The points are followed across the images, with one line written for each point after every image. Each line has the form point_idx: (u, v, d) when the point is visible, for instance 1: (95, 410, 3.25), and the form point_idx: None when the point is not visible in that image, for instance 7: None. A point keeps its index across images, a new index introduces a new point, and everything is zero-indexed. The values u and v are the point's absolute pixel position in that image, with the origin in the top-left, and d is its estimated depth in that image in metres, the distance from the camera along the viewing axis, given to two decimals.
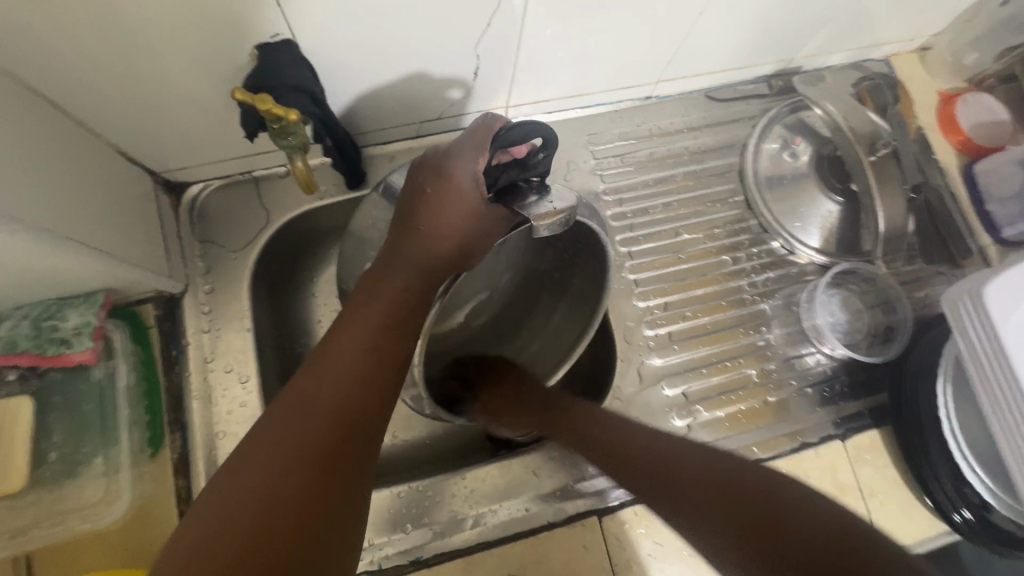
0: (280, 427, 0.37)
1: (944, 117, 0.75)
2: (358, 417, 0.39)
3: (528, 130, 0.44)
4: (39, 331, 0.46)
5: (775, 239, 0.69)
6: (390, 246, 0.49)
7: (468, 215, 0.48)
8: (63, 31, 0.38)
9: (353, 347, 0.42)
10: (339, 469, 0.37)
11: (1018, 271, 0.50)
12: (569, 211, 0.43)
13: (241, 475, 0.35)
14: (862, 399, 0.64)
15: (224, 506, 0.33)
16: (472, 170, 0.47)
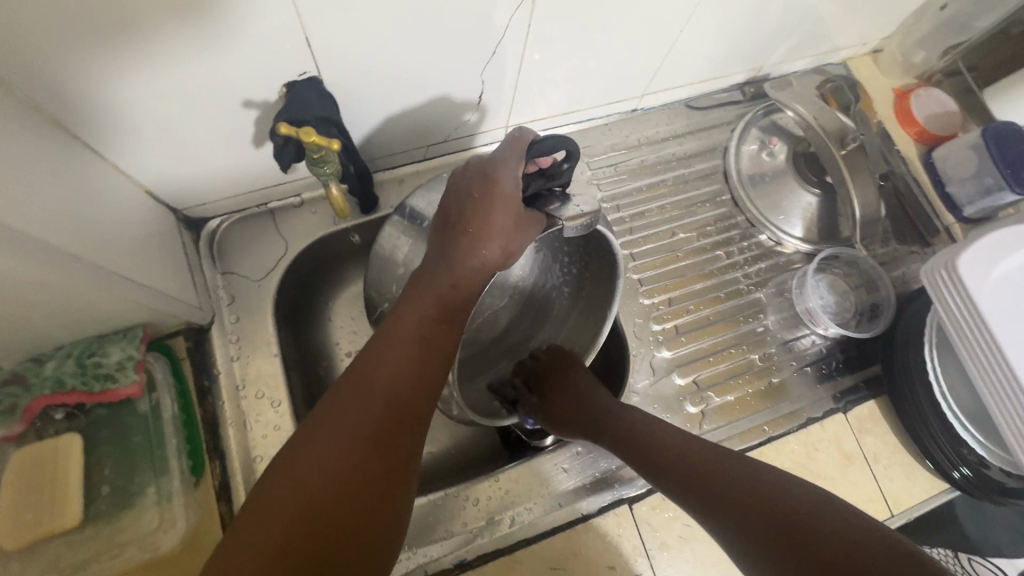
0: (342, 407, 0.42)
1: (900, 110, 0.82)
2: (409, 401, 0.44)
3: (553, 144, 0.48)
4: (84, 368, 0.48)
5: (762, 232, 0.75)
6: (435, 246, 0.50)
7: (513, 221, 0.48)
8: (110, 79, 0.41)
9: (405, 335, 0.46)
10: (393, 444, 0.42)
11: (979, 245, 0.57)
12: (593, 214, 0.49)
13: (312, 447, 0.40)
14: (857, 373, 0.69)
15: (299, 474, 0.39)
16: (514, 177, 0.47)
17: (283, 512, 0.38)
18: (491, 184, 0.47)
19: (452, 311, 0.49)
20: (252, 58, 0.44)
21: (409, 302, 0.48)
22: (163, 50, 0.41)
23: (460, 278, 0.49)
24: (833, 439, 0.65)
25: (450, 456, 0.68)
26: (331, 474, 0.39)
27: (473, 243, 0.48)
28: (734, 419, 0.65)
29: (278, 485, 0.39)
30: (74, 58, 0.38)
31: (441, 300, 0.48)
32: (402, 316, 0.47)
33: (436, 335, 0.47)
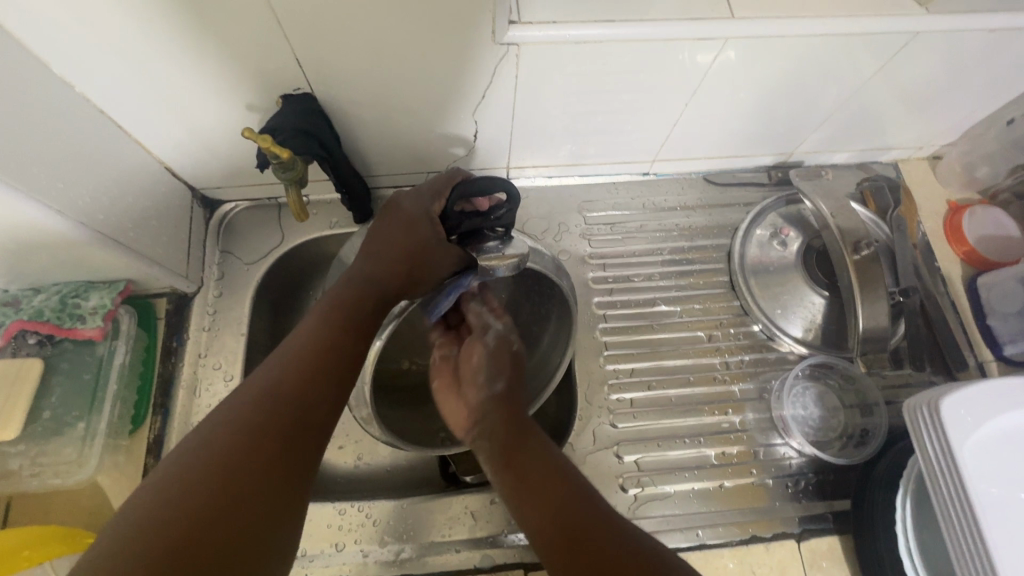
0: (238, 416, 0.42)
1: (950, 227, 0.73)
2: (310, 407, 0.44)
3: (486, 186, 0.50)
4: (64, 305, 0.55)
5: (756, 323, 0.70)
6: (351, 269, 0.53)
7: (424, 245, 0.52)
8: (134, 68, 0.48)
9: (308, 343, 0.47)
10: (289, 453, 0.41)
11: (973, 390, 0.49)
12: (519, 257, 0.52)
13: (197, 458, 0.39)
14: (828, 502, 0.61)
15: (182, 484, 0.37)
16: (428, 210, 0.53)
17: (172, 506, 0.36)
18: (407, 215, 0.54)
19: (363, 322, 0.50)
20: (254, 66, 0.50)
21: (316, 317, 0.49)
22: (178, 47, 0.47)
23: (369, 293, 0.51)
24: (777, 567, 0.58)
25: (380, 472, 0.68)
26: (217, 483, 0.38)
27: (386, 265, 0.53)
28: (670, 514, 0.60)
29: (154, 497, 0.36)
30: (103, 45, 0.46)
31: (355, 313, 0.50)
32: (310, 329, 0.49)
33: (342, 344, 0.48)
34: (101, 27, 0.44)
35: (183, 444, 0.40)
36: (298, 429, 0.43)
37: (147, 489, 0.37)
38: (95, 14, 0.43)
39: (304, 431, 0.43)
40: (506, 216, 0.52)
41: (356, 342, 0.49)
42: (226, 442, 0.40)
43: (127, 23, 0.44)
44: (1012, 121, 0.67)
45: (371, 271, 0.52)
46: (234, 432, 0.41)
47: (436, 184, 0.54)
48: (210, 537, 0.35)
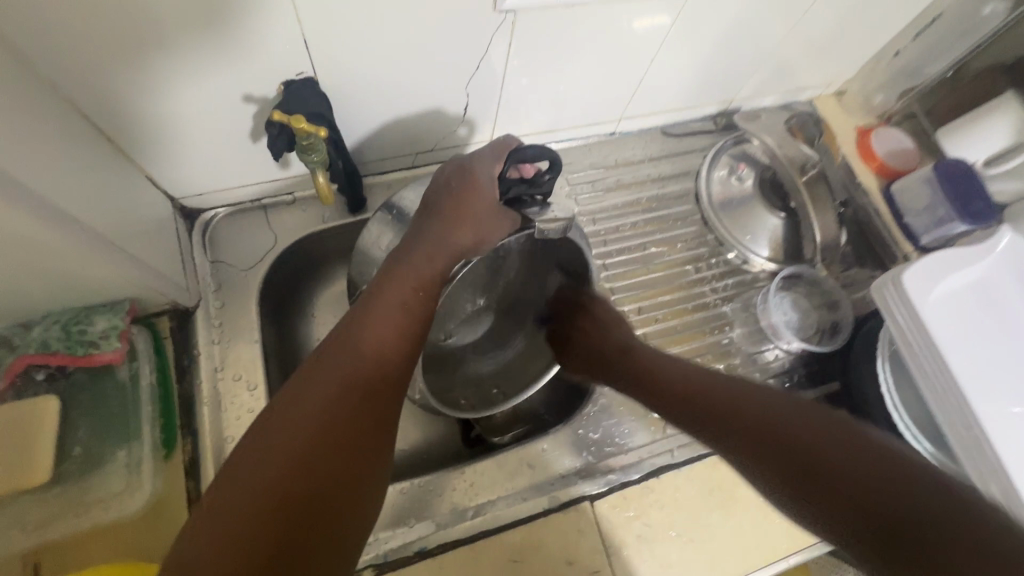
0: (325, 370, 0.43)
1: (863, 148, 0.86)
2: (390, 366, 0.46)
3: (537, 153, 0.54)
4: (69, 334, 0.50)
5: (730, 251, 0.79)
6: (415, 227, 0.55)
7: (486, 209, 0.55)
8: (122, 66, 0.45)
9: (387, 303, 0.48)
10: (372, 408, 0.44)
11: (921, 264, 0.62)
12: (566, 220, 0.54)
13: (292, 410, 0.41)
14: (818, 387, 0.71)
15: (278, 435, 0.39)
16: (490, 174, 0.56)
17: (279, 456, 0.38)
18: (470, 177, 0.56)
19: (431, 283, 0.52)
20: (255, 53, 0.49)
21: (393, 273, 0.51)
22: (176, 39, 0.45)
23: (435, 253, 0.54)
24: None
25: (421, 452, 0.69)
26: (311, 437, 0.40)
27: (449, 225, 0.55)
28: None
29: (256, 446, 0.39)
30: (90, 42, 0.42)
31: (423, 274, 0.52)
32: (386, 284, 0.50)
33: (415, 304, 0.49)
34: (92, 20, 0.41)
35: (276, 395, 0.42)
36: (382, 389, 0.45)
37: (247, 441, 0.39)
38: (89, 6, 0.40)
39: (388, 392, 0.45)
40: (548, 182, 0.55)
41: (427, 303, 0.50)
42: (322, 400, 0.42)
43: (121, 15, 0.41)
44: (898, 53, 0.81)
45: (437, 230, 0.55)
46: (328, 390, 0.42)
47: (497, 149, 0.57)
48: (308, 488, 0.38)
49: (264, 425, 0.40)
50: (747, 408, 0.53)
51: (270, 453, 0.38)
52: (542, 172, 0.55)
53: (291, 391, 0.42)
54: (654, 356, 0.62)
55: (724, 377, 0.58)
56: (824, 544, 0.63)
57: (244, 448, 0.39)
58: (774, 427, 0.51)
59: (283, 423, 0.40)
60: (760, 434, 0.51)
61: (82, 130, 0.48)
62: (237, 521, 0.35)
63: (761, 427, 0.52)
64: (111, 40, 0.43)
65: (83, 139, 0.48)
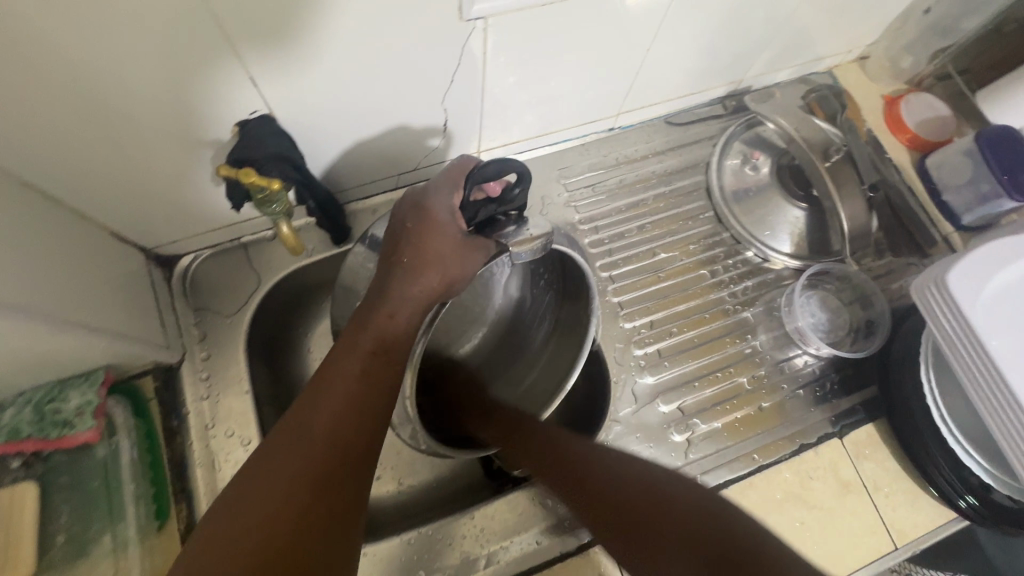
0: (272, 461, 0.40)
1: (891, 117, 0.78)
2: (347, 445, 0.42)
3: (501, 167, 0.46)
4: (42, 415, 0.49)
5: (748, 249, 0.72)
6: (376, 280, 0.50)
7: (450, 248, 0.49)
8: (51, 127, 0.41)
9: (340, 377, 0.44)
10: (326, 500, 0.40)
11: (968, 259, 0.55)
12: (546, 237, 0.48)
13: (235, 513, 0.38)
14: (854, 394, 0.65)
15: (219, 545, 0.36)
16: (448, 205, 0.49)
17: (218, 570, 0.35)
18: (426, 214, 0.49)
19: (394, 344, 0.48)
20: (204, 98, 0.44)
21: (350, 339, 0.47)
22: (111, 93, 0.41)
23: (396, 309, 0.49)
24: (830, 467, 0.61)
25: (430, 490, 0.65)
26: (254, 542, 0.37)
27: (409, 273, 0.49)
28: (722, 448, 0.62)
29: (195, 563, 0.36)
30: (12, 108, 0.38)
31: (384, 335, 0.47)
32: (342, 353, 0.46)
33: (375, 373, 0.46)
34: (12, 85, 0.37)
35: (223, 495, 0.39)
36: (337, 477, 0.41)
37: (187, 553, 0.36)
38: (6, 73, 0.36)
39: (343, 478, 0.41)
40: (520, 196, 0.48)
41: (390, 367, 0.46)
42: (268, 501, 0.38)
43: (35, 76, 0.37)
44: (929, 10, 0.72)
45: (396, 281, 0.49)
46: (272, 488, 0.39)
47: (453, 175, 0.50)
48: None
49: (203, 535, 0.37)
50: (642, 521, 0.47)
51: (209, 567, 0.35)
52: (511, 185, 0.48)
53: (233, 493, 0.39)
54: (587, 452, 0.53)
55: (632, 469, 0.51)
56: (869, 569, 0.58)
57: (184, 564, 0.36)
58: (677, 522, 0.46)
59: (225, 529, 0.37)
60: (656, 544, 0.46)
61: (29, 201, 0.44)
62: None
63: (680, 528, 0.45)
64: (31, 102, 0.39)
65: (34, 210, 0.44)
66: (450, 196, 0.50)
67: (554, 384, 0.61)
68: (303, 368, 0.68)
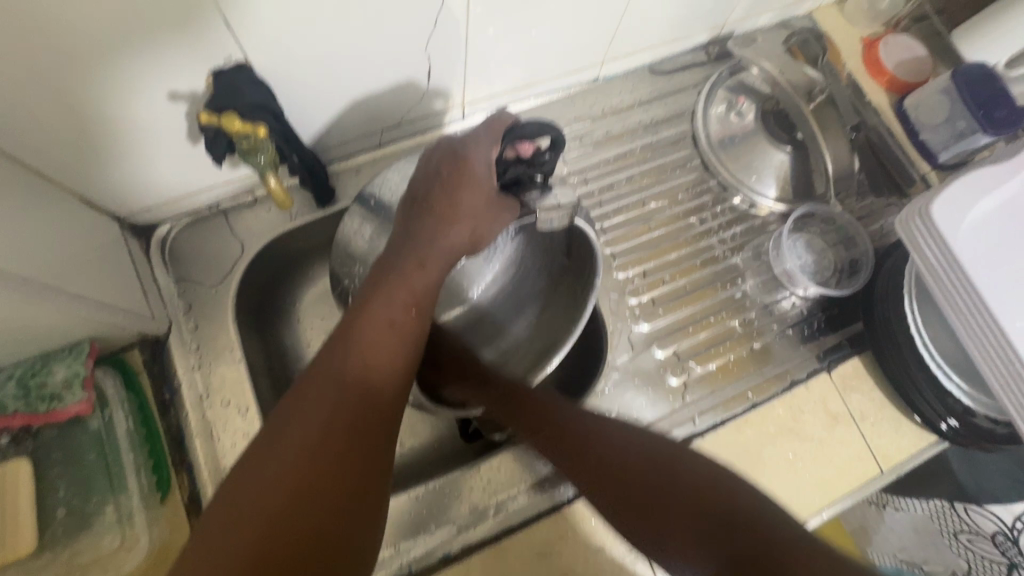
0: (307, 402, 0.40)
1: (870, 60, 0.78)
2: (378, 390, 0.42)
3: (538, 131, 0.49)
4: (27, 390, 0.48)
5: (735, 195, 0.73)
6: (403, 226, 0.51)
7: (481, 202, 0.52)
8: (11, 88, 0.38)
9: (372, 318, 0.45)
10: (364, 439, 0.40)
11: (951, 189, 0.57)
12: (569, 207, 0.52)
13: (272, 448, 0.38)
14: (839, 332, 0.68)
15: (258, 481, 0.36)
16: (486, 158, 0.51)
17: (262, 500, 0.35)
18: (462, 164, 0.51)
19: (424, 295, 0.48)
20: (172, 47, 0.42)
21: (381, 284, 0.47)
22: (71, 48, 0.38)
23: (427, 259, 0.50)
24: (819, 400, 0.64)
25: (432, 449, 0.65)
26: (294, 479, 0.37)
27: (440, 222, 0.51)
28: (717, 388, 0.64)
29: (238, 495, 0.36)
30: None
31: (415, 284, 0.48)
32: (371, 300, 0.46)
33: (406, 320, 0.46)
34: None
35: (258, 433, 0.39)
36: (374, 416, 0.41)
37: (226, 487, 0.36)
38: None
39: (379, 419, 0.42)
40: (549, 161, 0.51)
41: (420, 318, 0.47)
42: (308, 435, 0.38)
43: None
44: None
45: (425, 229, 0.51)
46: (312, 423, 0.39)
47: (494, 129, 0.51)
48: (291, 535, 0.35)
49: (242, 467, 0.37)
50: (637, 481, 0.47)
51: (251, 501, 0.35)
52: (542, 151, 0.51)
53: (269, 430, 0.39)
54: (575, 415, 0.52)
55: (636, 438, 0.50)
56: (858, 492, 0.61)
57: (223, 497, 0.36)
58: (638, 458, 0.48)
59: (264, 465, 0.37)
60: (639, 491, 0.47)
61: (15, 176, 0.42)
62: None
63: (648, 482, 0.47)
64: None
65: (9, 180, 0.42)
66: (488, 149, 0.52)
67: (548, 348, 0.60)
68: (296, 335, 0.66)
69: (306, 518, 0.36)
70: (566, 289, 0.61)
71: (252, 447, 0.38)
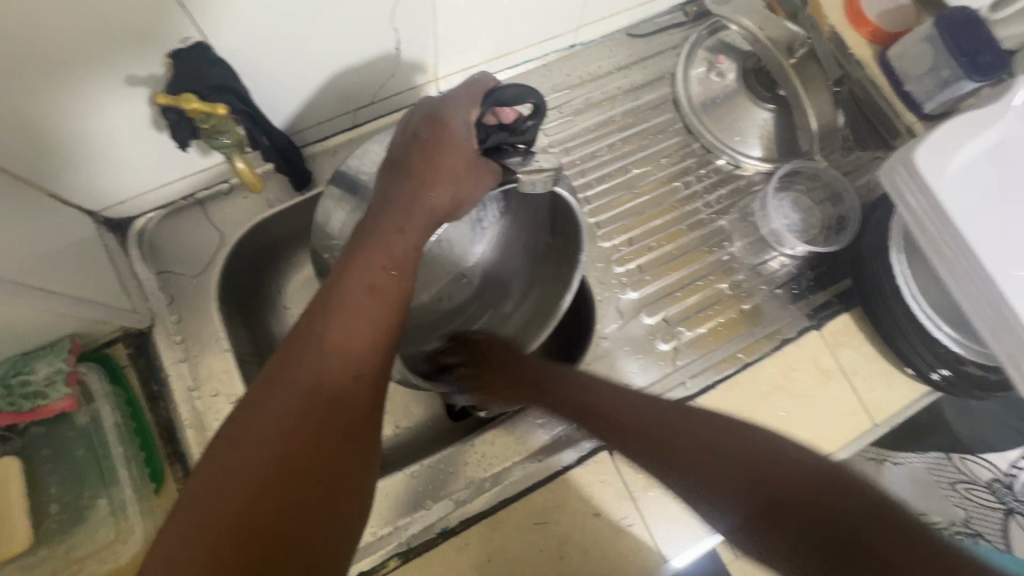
0: (284, 376, 0.39)
1: (852, 10, 0.75)
2: (362, 358, 0.42)
3: (517, 95, 0.48)
4: (10, 388, 0.48)
5: (720, 157, 0.72)
6: (381, 191, 0.50)
7: (463, 164, 0.50)
8: None
9: (351, 286, 0.44)
10: (347, 405, 0.40)
11: (934, 137, 0.56)
12: (554, 169, 0.48)
13: (254, 418, 0.37)
14: (829, 289, 0.67)
15: (237, 455, 0.36)
16: (465, 121, 0.50)
17: (244, 470, 0.35)
18: (443, 127, 0.50)
19: (405, 260, 0.47)
20: (122, 31, 0.40)
21: (360, 251, 0.46)
22: (18, 39, 0.37)
23: (407, 223, 0.48)
24: (809, 357, 0.64)
25: (427, 428, 0.65)
26: (276, 449, 0.36)
27: (420, 187, 0.49)
28: (708, 351, 0.64)
29: (220, 463, 0.36)
30: None
31: (395, 250, 0.47)
32: (349, 268, 0.45)
33: (387, 286, 0.45)
34: None
35: (240, 404, 0.39)
36: (357, 383, 0.41)
37: (209, 456, 0.36)
38: None
39: (363, 385, 0.41)
40: (531, 129, 0.50)
41: (401, 284, 0.46)
42: (290, 404, 0.38)
43: None
44: None
45: (405, 193, 0.49)
46: (293, 392, 0.38)
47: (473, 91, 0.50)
48: (271, 507, 0.35)
49: (223, 436, 0.37)
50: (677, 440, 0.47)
51: (234, 471, 0.35)
52: (524, 118, 0.50)
53: (251, 400, 0.38)
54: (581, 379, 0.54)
55: (648, 402, 0.51)
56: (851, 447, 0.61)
57: (205, 465, 0.36)
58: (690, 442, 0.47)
59: (242, 439, 0.36)
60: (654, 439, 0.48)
61: None
62: (197, 544, 0.33)
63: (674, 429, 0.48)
64: None
65: None
66: (467, 113, 0.50)
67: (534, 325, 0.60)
68: (283, 323, 0.66)
69: (292, 484, 0.36)
70: (553, 260, 0.60)
71: (234, 417, 0.38)
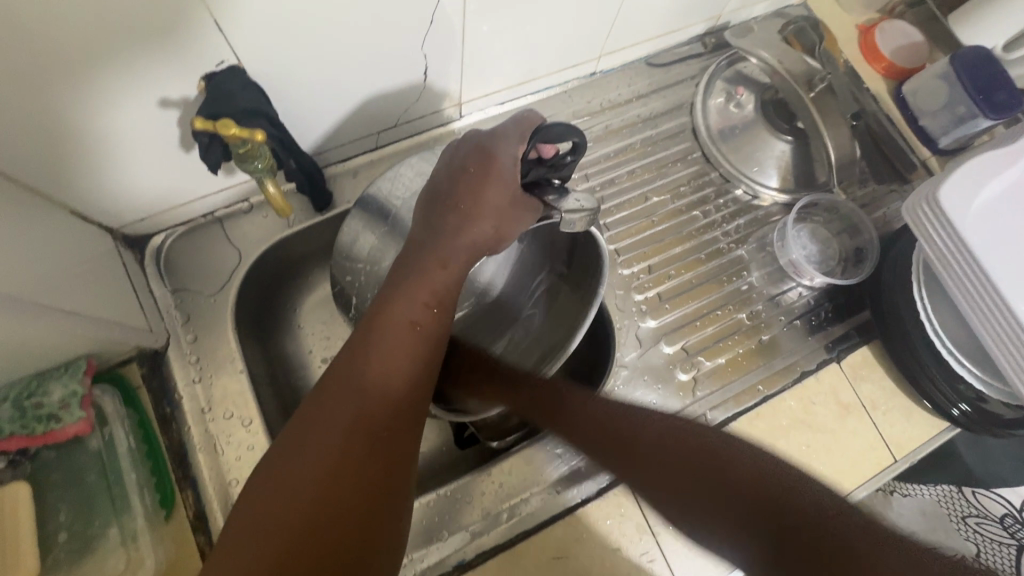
0: (324, 412, 0.39)
1: (866, 46, 0.77)
2: (402, 396, 0.41)
3: (562, 134, 0.47)
4: (23, 411, 0.46)
5: (738, 187, 0.72)
6: (422, 220, 0.49)
7: (506, 200, 0.49)
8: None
9: (392, 321, 0.43)
10: (388, 446, 0.39)
11: (958, 175, 0.56)
12: (592, 209, 0.49)
13: (295, 456, 0.37)
14: (847, 321, 0.67)
15: (279, 495, 0.36)
16: (513, 155, 0.49)
17: (284, 510, 0.35)
18: (489, 160, 0.49)
19: (445, 295, 0.46)
20: (159, 56, 0.40)
21: (401, 283, 0.45)
22: (57, 61, 0.37)
23: (449, 257, 0.48)
24: (830, 391, 0.63)
25: (441, 454, 0.64)
26: (317, 488, 0.36)
27: (463, 220, 0.48)
28: (728, 382, 0.63)
29: (262, 501, 0.35)
30: None
31: (436, 284, 0.46)
32: (390, 301, 0.44)
33: (427, 322, 0.44)
34: None
35: (281, 439, 0.38)
36: (398, 422, 0.40)
37: (250, 494, 0.36)
38: None
39: (403, 424, 0.41)
40: (568, 165, 0.50)
41: (441, 320, 0.45)
42: (332, 442, 0.37)
43: None
44: None
45: (448, 225, 0.48)
46: (335, 431, 0.38)
47: (523, 126, 0.50)
48: (312, 550, 0.34)
49: (265, 473, 0.37)
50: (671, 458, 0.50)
51: (274, 512, 0.35)
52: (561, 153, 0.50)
53: (291, 437, 0.38)
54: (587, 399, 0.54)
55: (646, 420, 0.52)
56: (872, 483, 0.60)
57: (247, 503, 0.36)
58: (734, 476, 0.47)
59: (284, 479, 0.36)
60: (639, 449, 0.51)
61: (2, 190, 0.41)
62: None
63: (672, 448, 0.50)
64: None
65: (4, 199, 0.40)
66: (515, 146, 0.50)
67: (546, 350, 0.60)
68: (297, 344, 0.65)
69: (332, 527, 0.36)
70: (568, 292, 0.60)
71: (275, 453, 0.38)
